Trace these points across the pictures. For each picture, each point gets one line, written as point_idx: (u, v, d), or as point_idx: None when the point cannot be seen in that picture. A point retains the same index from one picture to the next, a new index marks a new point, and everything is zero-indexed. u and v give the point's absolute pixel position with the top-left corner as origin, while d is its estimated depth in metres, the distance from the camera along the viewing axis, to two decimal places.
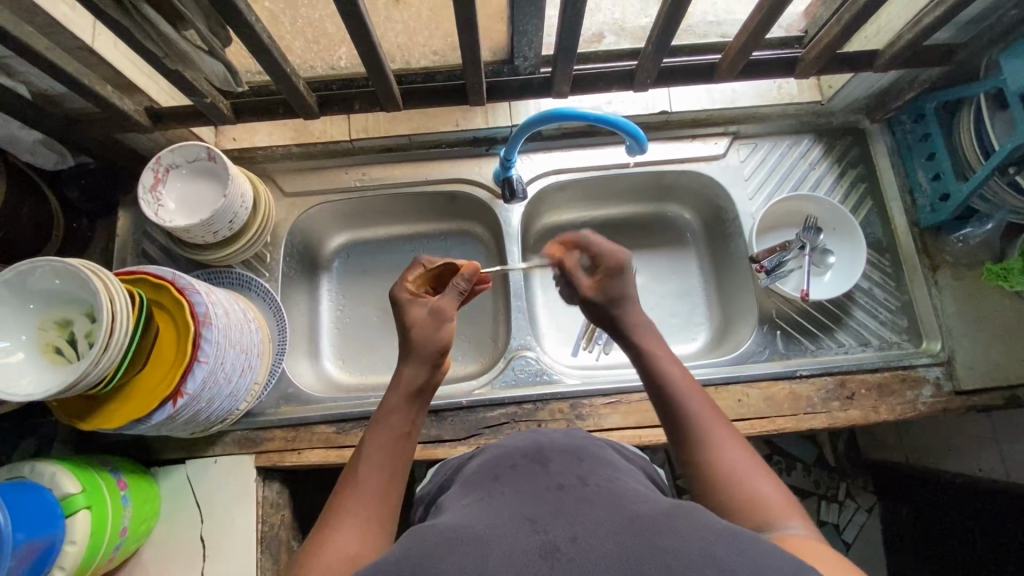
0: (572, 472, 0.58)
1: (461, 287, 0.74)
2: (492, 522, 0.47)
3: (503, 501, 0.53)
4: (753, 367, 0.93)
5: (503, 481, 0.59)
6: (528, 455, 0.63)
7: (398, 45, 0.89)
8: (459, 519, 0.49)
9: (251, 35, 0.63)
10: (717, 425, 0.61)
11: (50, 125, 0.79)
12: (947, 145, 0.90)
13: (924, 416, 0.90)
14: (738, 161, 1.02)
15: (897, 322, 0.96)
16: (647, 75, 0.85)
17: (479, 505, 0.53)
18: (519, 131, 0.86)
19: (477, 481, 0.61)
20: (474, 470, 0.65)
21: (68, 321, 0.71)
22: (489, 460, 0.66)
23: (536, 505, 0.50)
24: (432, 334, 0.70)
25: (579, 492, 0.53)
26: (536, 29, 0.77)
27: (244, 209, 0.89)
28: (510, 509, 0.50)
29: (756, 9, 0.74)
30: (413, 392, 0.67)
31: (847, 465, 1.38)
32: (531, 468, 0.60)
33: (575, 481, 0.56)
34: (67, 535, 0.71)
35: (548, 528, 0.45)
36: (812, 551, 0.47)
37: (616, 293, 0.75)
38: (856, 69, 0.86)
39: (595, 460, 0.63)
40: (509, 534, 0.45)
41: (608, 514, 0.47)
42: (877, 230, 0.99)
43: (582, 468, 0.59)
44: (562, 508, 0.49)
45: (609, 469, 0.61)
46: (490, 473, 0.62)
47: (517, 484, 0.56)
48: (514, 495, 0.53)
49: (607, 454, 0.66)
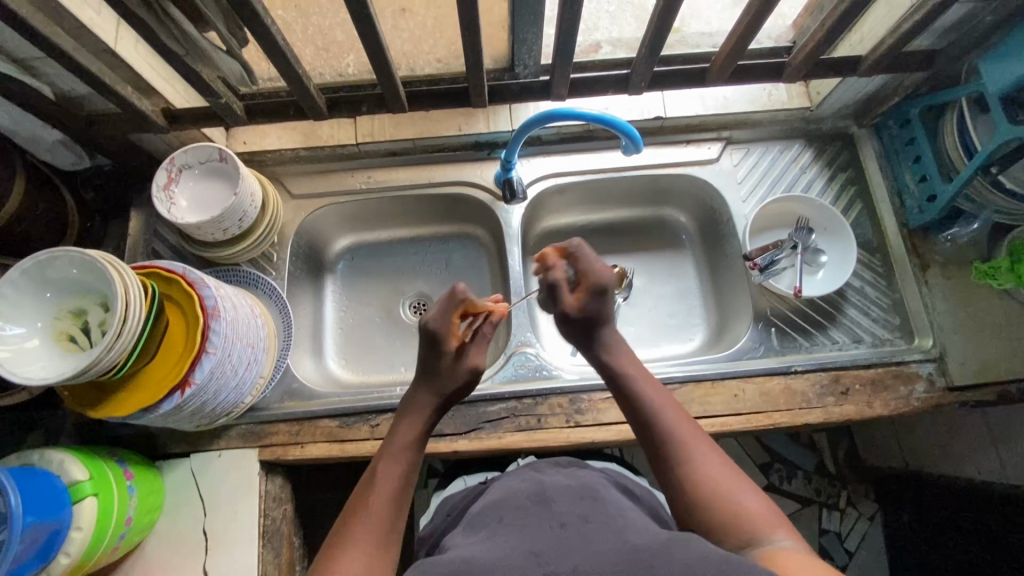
0: (574, 510, 0.64)
1: (489, 330, 0.78)
2: (498, 556, 0.54)
3: (509, 536, 0.59)
4: (750, 363, 0.95)
5: (507, 517, 0.65)
6: (532, 495, 0.69)
7: (404, 53, 0.93)
8: (466, 553, 0.56)
9: (267, 37, 0.67)
10: (703, 448, 0.65)
11: (71, 126, 0.83)
12: (933, 148, 0.93)
13: (919, 411, 0.91)
14: (731, 165, 1.05)
15: (889, 320, 0.98)
16: (641, 79, 0.89)
17: (487, 540, 0.59)
18: (519, 133, 0.90)
19: (485, 518, 0.67)
20: (486, 506, 0.70)
21: (82, 311, 0.74)
22: (495, 499, 0.72)
23: (539, 541, 0.57)
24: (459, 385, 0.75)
25: (579, 530, 0.58)
26: (535, 37, 0.82)
27: (253, 208, 0.92)
28: (513, 545, 0.56)
29: (741, 16, 0.78)
30: (421, 435, 0.71)
31: (848, 472, 1.38)
32: (534, 506, 0.66)
33: (576, 519, 0.61)
34: (74, 522, 0.72)
35: (550, 562, 0.52)
36: (793, 563, 0.51)
37: (591, 312, 0.76)
38: (841, 74, 0.89)
39: (597, 499, 0.68)
40: (514, 567, 0.52)
41: (607, 551, 0.53)
42: (867, 231, 1.02)
43: (583, 506, 0.65)
44: (563, 544, 0.55)
45: (611, 507, 0.66)
46: (496, 512, 0.67)
47: (521, 522, 0.62)
48: (523, 533, 0.59)
49: (608, 492, 0.72)
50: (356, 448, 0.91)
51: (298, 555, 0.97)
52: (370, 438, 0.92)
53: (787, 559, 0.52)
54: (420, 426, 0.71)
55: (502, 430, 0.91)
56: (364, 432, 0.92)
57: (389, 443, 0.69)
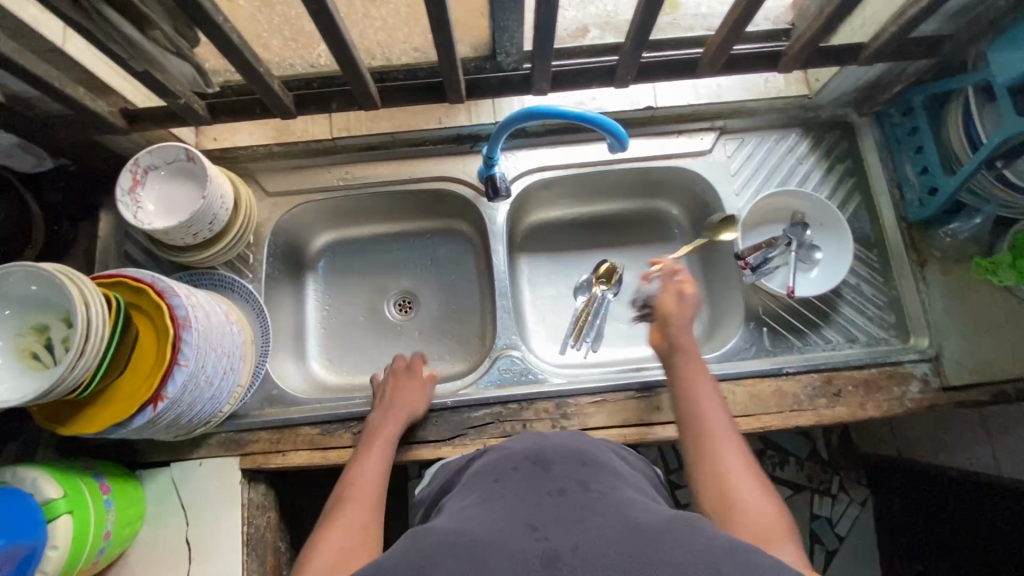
0: (572, 476, 0.62)
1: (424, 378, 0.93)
2: (495, 528, 0.53)
3: (505, 505, 0.58)
4: (741, 364, 0.93)
5: (504, 483, 0.62)
6: (530, 457, 0.67)
7: (377, 42, 0.86)
8: (460, 523, 0.55)
9: (219, 36, 0.62)
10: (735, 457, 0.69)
11: (25, 129, 0.79)
12: (935, 138, 0.89)
13: (912, 412, 0.89)
14: (725, 157, 1.01)
15: (885, 318, 0.95)
16: (628, 71, 0.84)
17: (482, 505, 0.59)
18: (501, 128, 0.85)
19: (478, 483, 0.65)
20: (480, 470, 0.69)
21: (45, 327, 0.70)
22: (493, 459, 0.70)
23: (537, 512, 0.55)
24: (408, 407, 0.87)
25: (578, 500, 0.57)
26: (517, 25, 0.77)
27: (224, 210, 0.88)
28: (509, 512, 0.56)
29: (736, 2, 0.72)
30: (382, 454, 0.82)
31: (841, 458, 1.37)
32: (531, 470, 0.64)
33: (575, 487, 0.60)
34: (49, 541, 0.70)
35: (549, 536, 0.50)
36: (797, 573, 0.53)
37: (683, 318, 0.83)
38: (841, 62, 0.84)
39: (597, 465, 0.67)
40: (511, 539, 0.51)
41: (609, 525, 0.52)
42: (865, 226, 0.98)
43: (583, 474, 0.63)
44: (563, 515, 0.54)
45: (611, 476, 0.65)
46: (491, 475, 0.66)
47: (518, 488, 0.61)
48: (515, 498, 0.58)
49: (608, 458, 0.70)
50: (339, 455, 0.90)
51: (285, 558, 0.97)
52: (353, 445, 0.90)
53: None
54: (394, 433, 0.84)
55: (487, 436, 0.89)
56: (347, 439, 0.91)
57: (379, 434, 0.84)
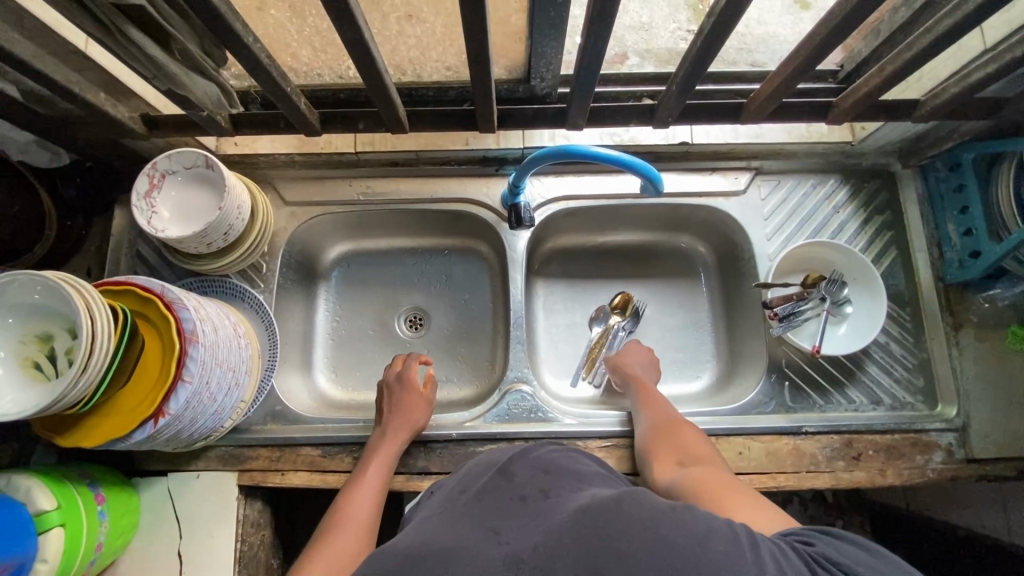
0: (536, 485, 0.60)
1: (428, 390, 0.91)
2: (457, 538, 0.51)
3: (468, 515, 0.56)
4: (758, 419, 0.89)
5: (468, 497, 0.61)
6: (495, 468, 0.66)
7: (409, 59, 0.82)
8: (424, 537, 0.53)
9: (248, 56, 0.60)
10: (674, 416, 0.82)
11: (42, 128, 0.77)
12: (983, 198, 0.85)
13: (933, 482, 0.86)
14: (759, 199, 0.97)
15: (913, 381, 0.91)
16: (669, 113, 0.81)
17: (445, 517, 0.57)
18: (532, 161, 0.82)
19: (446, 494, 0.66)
20: (454, 490, 0.67)
21: (49, 336, 0.68)
22: (468, 477, 0.69)
23: (497, 517, 0.54)
24: (410, 424, 0.85)
25: (540, 504, 0.55)
26: (555, 51, 0.73)
27: (240, 220, 0.86)
28: (471, 520, 0.54)
29: (793, 55, 0.69)
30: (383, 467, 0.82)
31: (845, 502, 1.22)
32: (496, 482, 0.62)
33: (538, 492, 0.58)
34: (39, 554, 0.69)
35: (511, 540, 0.49)
36: (730, 491, 0.62)
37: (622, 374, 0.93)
38: (891, 116, 0.80)
39: (562, 472, 0.64)
40: (474, 547, 0.49)
41: (560, 516, 0.50)
42: (899, 282, 0.94)
43: (546, 481, 0.61)
44: (526, 518, 0.52)
45: (574, 477, 0.63)
46: (459, 492, 0.64)
47: (482, 498, 0.59)
48: (481, 509, 0.56)
49: (577, 465, 0.68)
50: (339, 480, 0.88)
51: None
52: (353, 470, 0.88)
53: (727, 488, 0.63)
54: (393, 451, 0.83)
55: None
56: (348, 464, 0.89)
57: (376, 448, 0.83)
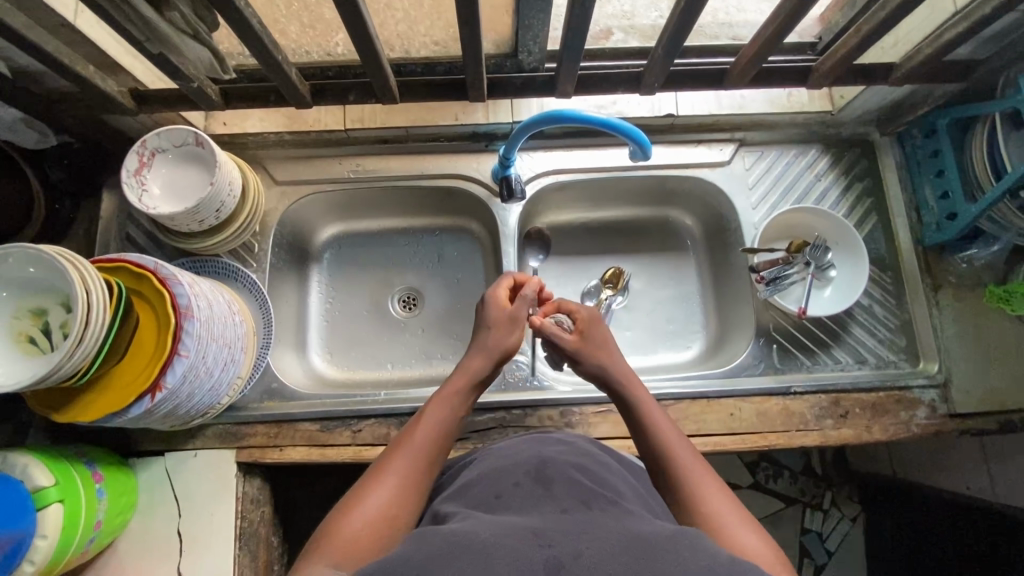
0: (574, 495, 0.56)
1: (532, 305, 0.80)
2: (498, 531, 0.47)
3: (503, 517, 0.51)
4: (747, 381, 0.91)
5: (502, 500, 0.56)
6: (530, 470, 0.60)
7: (397, 34, 0.83)
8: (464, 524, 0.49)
9: (239, 19, 0.60)
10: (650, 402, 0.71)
11: (30, 105, 0.77)
12: (957, 162, 0.88)
13: (917, 437, 0.89)
14: (743, 169, 0.99)
15: (895, 341, 0.94)
16: (654, 78, 0.83)
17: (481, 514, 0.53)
18: (520, 129, 0.83)
19: (476, 496, 0.58)
20: (481, 476, 0.62)
21: (42, 311, 0.68)
22: (493, 469, 0.63)
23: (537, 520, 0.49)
24: (505, 337, 0.76)
25: (589, 519, 0.50)
26: (541, 24, 0.73)
27: (232, 197, 0.86)
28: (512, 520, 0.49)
29: (772, 17, 0.71)
30: (471, 386, 0.72)
31: (834, 473, 1.29)
32: (532, 488, 0.57)
33: (578, 504, 0.54)
34: (38, 530, 0.69)
35: (554, 542, 0.45)
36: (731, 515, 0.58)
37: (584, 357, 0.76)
38: (867, 79, 0.83)
39: (600, 485, 0.59)
40: (512, 546, 0.45)
41: (614, 539, 0.46)
42: (880, 246, 0.97)
43: (585, 490, 0.56)
44: (571, 527, 0.48)
45: (611, 493, 0.59)
46: (489, 488, 0.59)
47: (518, 505, 0.55)
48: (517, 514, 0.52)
49: (610, 477, 0.63)
50: (338, 453, 0.89)
51: (275, 553, 0.95)
52: (352, 443, 0.89)
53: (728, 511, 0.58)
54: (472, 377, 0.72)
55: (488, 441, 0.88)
56: (346, 438, 0.89)
57: (439, 390, 0.71)
